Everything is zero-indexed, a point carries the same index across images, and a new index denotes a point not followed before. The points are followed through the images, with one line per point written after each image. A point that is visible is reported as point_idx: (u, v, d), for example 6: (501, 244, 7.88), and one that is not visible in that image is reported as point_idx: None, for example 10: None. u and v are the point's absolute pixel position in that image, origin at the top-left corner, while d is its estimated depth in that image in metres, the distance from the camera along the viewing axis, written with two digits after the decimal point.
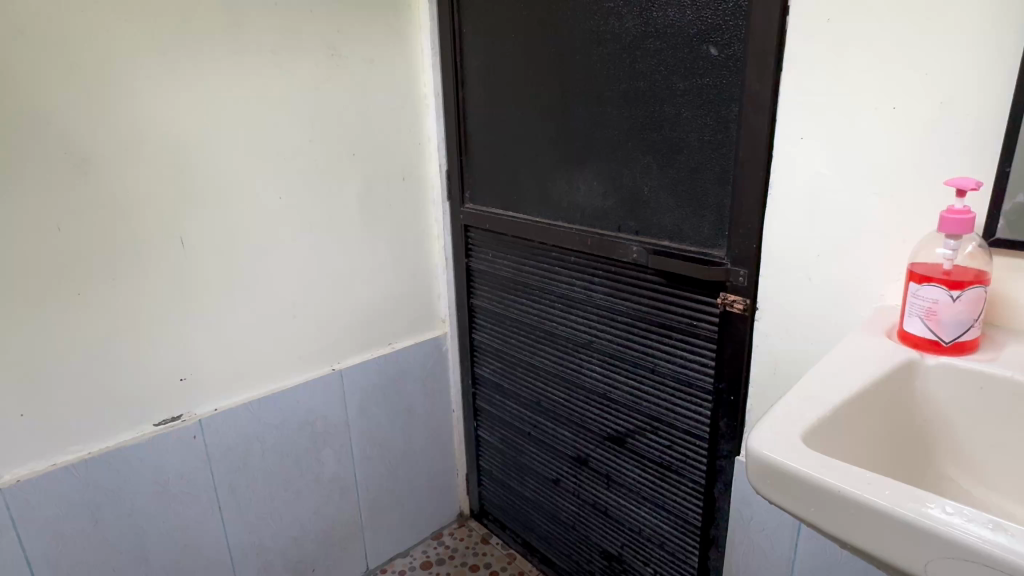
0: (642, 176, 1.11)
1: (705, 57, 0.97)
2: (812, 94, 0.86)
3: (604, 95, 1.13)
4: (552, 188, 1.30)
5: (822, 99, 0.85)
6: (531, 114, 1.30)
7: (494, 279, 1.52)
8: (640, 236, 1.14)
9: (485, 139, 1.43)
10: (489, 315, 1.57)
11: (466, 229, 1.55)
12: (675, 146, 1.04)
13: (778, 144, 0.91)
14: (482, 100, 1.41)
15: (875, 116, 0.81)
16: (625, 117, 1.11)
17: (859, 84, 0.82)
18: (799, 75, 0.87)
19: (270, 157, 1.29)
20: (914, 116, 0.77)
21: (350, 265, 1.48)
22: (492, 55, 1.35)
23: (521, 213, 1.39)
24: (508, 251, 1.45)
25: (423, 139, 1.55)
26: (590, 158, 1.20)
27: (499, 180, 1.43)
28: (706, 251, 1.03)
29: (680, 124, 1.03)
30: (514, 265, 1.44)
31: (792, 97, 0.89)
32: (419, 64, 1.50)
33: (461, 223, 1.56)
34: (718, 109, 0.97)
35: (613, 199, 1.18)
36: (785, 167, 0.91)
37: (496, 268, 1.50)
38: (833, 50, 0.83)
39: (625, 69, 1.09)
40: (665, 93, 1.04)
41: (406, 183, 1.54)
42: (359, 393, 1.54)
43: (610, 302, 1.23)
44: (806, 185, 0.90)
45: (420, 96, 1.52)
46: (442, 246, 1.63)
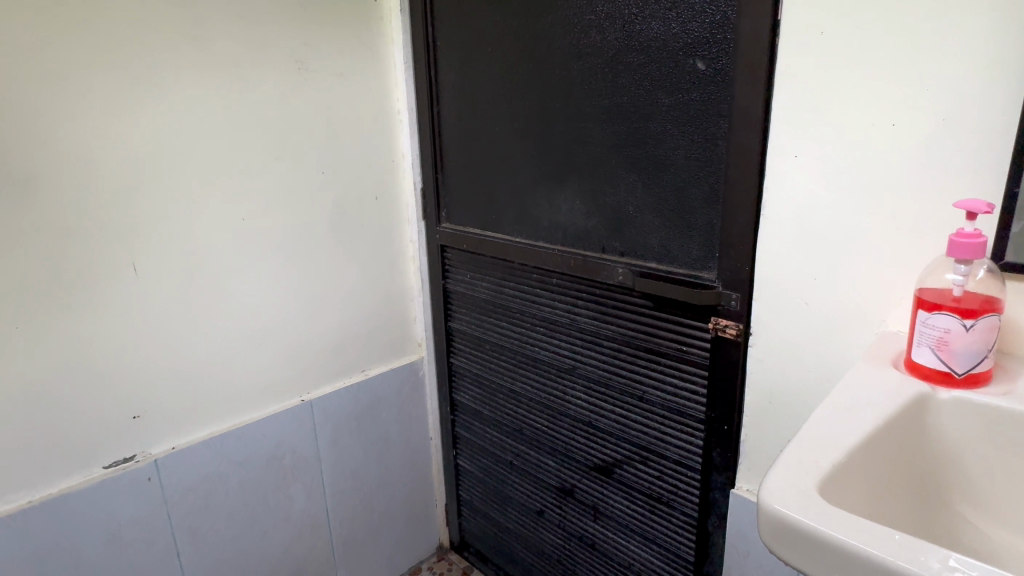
0: (628, 195, 1.06)
1: (691, 72, 0.92)
2: (806, 111, 0.82)
3: (584, 111, 1.09)
4: (532, 207, 1.24)
5: (816, 116, 0.81)
6: (509, 129, 1.24)
7: (472, 301, 1.45)
8: (625, 257, 1.09)
9: (461, 156, 1.37)
10: (468, 340, 1.50)
11: (442, 250, 1.49)
12: (661, 165, 1.00)
13: (771, 161, 0.87)
14: (458, 117, 1.35)
15: (872, 133, 0.77)
16: (607, 134, 1.06)
17: (855, 99, 0.77)
18: (791, 90, 0.83)
19: (233, 177, 1.21)
20: (912, 133, 0.73)
21: (320, 289, 1.40)
22: (467, 70, 1.30)
23: (500, 233, 1.33)
24: (487, 273, 1.39)
25: (396, 156, 1.49)
26: (571, 176, 1.14)
27: (477, 198, 1.37)
28: (695, 275, 0.99)
29: (665, 142, 0.98)
30: (492, 287, 1.38)
31: (784, 113, 0.84)
32: (392, 79, 1.44)
33: (437, 244, 1.49)
34: (706, 126, 0.92)
35: (597, 219, 1.12)
36: (781, 186, 0.87)
37: (475, 290, 1.43)
38: (826, 64, 0.79)
39: (608, 84, 1.04)
40: (650, 109, 0.99)
41: (379, 202, 1.47)
42: (330, 425, 1.45)
43: (596, 326, 1.17)
44: (801, 205, 0.85)
45: (393, 112, 1.46)
46: (417, 267, 1.56)
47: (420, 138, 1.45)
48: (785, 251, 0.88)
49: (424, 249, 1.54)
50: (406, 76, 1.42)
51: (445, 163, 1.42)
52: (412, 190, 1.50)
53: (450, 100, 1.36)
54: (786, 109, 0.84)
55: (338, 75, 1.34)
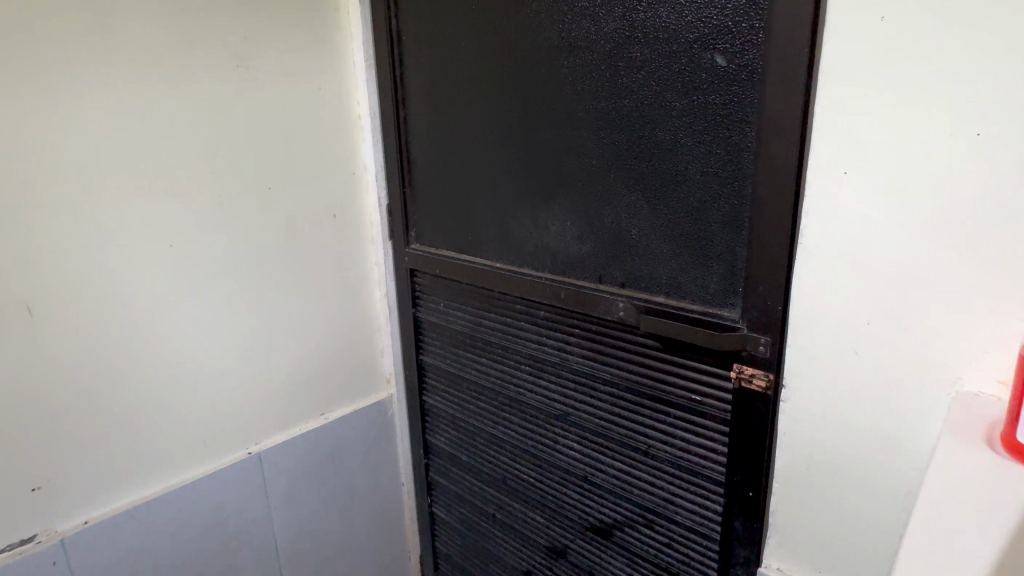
0: (631, 216, 0.89)
1: (711, 68, 0.76)
2: (862, 116, 0.65)
3: (578, 116, 0.91)
4: (515, 228, 1.06)
5: (872, 123, 0.65)
6: (488, 137, 1.06)
7: (446, 333, 1.27)
8: (627, 288, 0.92)
9: (432, 168, 1.19)
10: (443, 376, 1.31)
11: (412, 275, 1.30)
12: (673, 181, 0.83)
13: (812, 178, 0.70)
14: (428, 122, 1.17)
15: (948, 145, 0.61)
16: (605, 144, 0.89)
17: (927, 102, 0.61)
18: (843, 90, 0.66)
19: (158, 196, 1.01)
20: (1004, 146, 0.57)
21: (268, 323, 1.20)
22: (439, 68, 1.11)
23: (477, 257, 1.15)
24: (463, 302, 1.21)
25: (358, 168, 1.29)
26: (562, 193, 0.97)
27: (451, 216, 1.19)
28: (713, 313, 0.82)
29: (677, 154, 0.81)
30: (470, 318, 1.20)
31: (831, 118, 0.68)
32: (351, 78, 1.24)
33: (406, 267, 1.30)
34: (729, 134, 0.76)
35: (593, 244, 0.95)
36: (824, 209, 0.70)
37: (449, 321, 1.25)
38: (888, 58, 0.62)
39: (606, 84, 0.87)
40: (658, 114, 0.82)
41: (337, 221, 1.27)
42: (283, 479, 1.25)
43: (591, 368, 1.00)
44: (850, 233, 0.69)
45: (353, 117, 1.26)
46: (384, 294, 1.37)
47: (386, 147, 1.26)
48: (828, 289, 0.72)
49: (391, 273, 1.34)
50: (368, 76, 1.23)
51: (414, 175, 1.23)
52: (376, 206, 1.30)
53: (419, 104, 1.17)
54: (834, 113, 0.67)
55: (286, 74, 1.13)
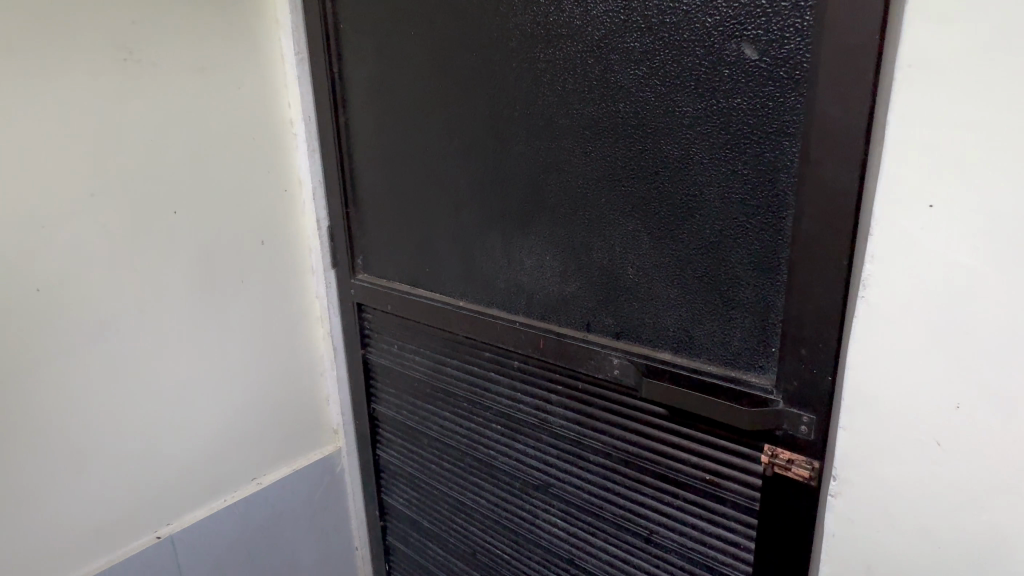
0: (628, 251, 0.70)
1: (738, 61, 0.57)
2: (957, 129, 0.46)
3: (559, 124, 0.72)
4: (481, 259, 0.86)
5: (973, 136, 0.46)
6: (447, 147, 0.86)
7: (402, 379, 1.07)
8: (623, 340, 0.73)
9: (380, 183, 0.98)
10: (399, 429, 1.11)
11: (360, 311, 1.09)
12: (683, 208, 0.64)
13: (878, 212, 0.51)
14: (373, 129, 0.96)
15: None
16: (593, 159, 0.70)
17: None
18: (929, 92, 0.47)
19: (17, 226, 0.77)
20: None
21: (178, 377, 0.96)
22: (385, 63, 0.91)
23: (436, 293, 0.95)
24: (421, 345, 1.01)
25: (293, 184, 1.05)
26: (540, 219, 0.77)
27: (404, 241, 0.98)
28: (737, 379, 0.64)
29: (689, 174, 0.63)
30: (430, 363, 1.00)
31: (909, 131, 0.48)
32: (282, 74, 1.01)
33: (353, 302, 1.09)
34: (760, 149, 0.58)
35: (580, 283, 0.76)
36: (894, 254, 0.51)
37: (404, 366, 1.05)
38: (1003, 44, 0.44)
39: (595, 81, 0.68)
40: (663, 121, 0.63)
41: (267, 249, 1.04)
42: (204, 562, 1.03)
43: (578, 433, 0.81)
44: (931, 286, 0.50)
45: (285, 121, 1.03)
46: (328, 332, 1.14)
47: (326, 159, 1.04)
48: (897, 360, 0.53)
49: (335, 308, 1.13)
50: (301, 71, 1.00)
51: (358, 192, 1.02)
52: (316, 228, 1.07)
53: (362, 106, 0.96)
54: (913, 124, 0.48)
55: (195, 69, 0.91)
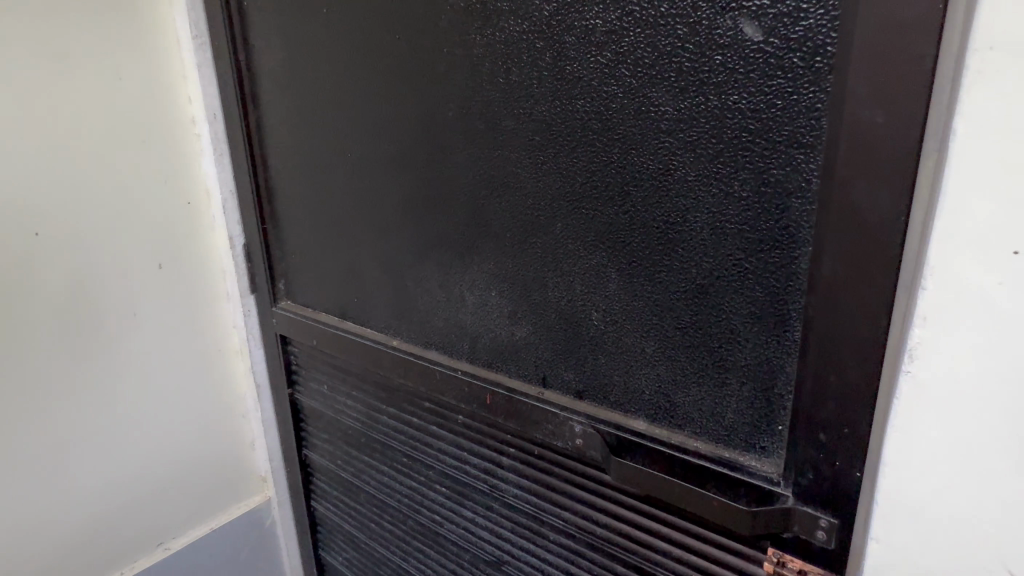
0: (591, 292, 0.54)
1: (735, 44, 0.42)
2: None
3: (502, 127, 0.56)
4: (416, 292, 0.70)
5: None
6: (371, 153, 0.70)
7: (335, 425, 0.90)
8: (587, 401, 0.58)
9: (299, 195, 0.81)
10: (334, 481, 0.94)
11: (284, 344, 0.93)
12: (661, 239, 0.49)
13: (933, 257, 0.36)
14: (287, 129, 0.79)
15: None
16: (546, 173, 0.54)
17: None
18: (1022, 84, 0.31)
19: None
20: None
21: (51, 433, 0.79)
22: (296, 48, 0.74)
23: (367, 328, 0.79)
24: (354, 387, 0.84)
25: (198, 194, 0.88)
26: (482, 245, 0.61)
27: (329, 265, 0.81)
28: (732, 463, 0.49)
29: (668, 195, 0.47)
30: (364, 409, 0.84)
31: (986, 142, 0.33)
32: (178, 62, 0.84)
33: (276, 333, 0.92)
34: (764, 164, 0.42)
35: (534, 329, 0.60)
36: (957, 316, 0.36)
37: (336, 411, 0.89)
38: None
39: (546, 72, 0.52)
40: (635, 124, 0.48)
41: (167, 272, 0.87)
42: None
43: (534, 507, 0.66)
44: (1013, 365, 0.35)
45: (185, 119, 0.86)
46: (250, 367, 0.97)
47: (236, 165, 0.86)
48: (957, 461, 0.38)
49: (256, 339, 0.96)
50: (202, 59, 0.83)
51: (276, 205, 0.85)
52: (228, 247, 0.90)
53: (274, 101, 0.79)
54: (994, 131, 0.33)
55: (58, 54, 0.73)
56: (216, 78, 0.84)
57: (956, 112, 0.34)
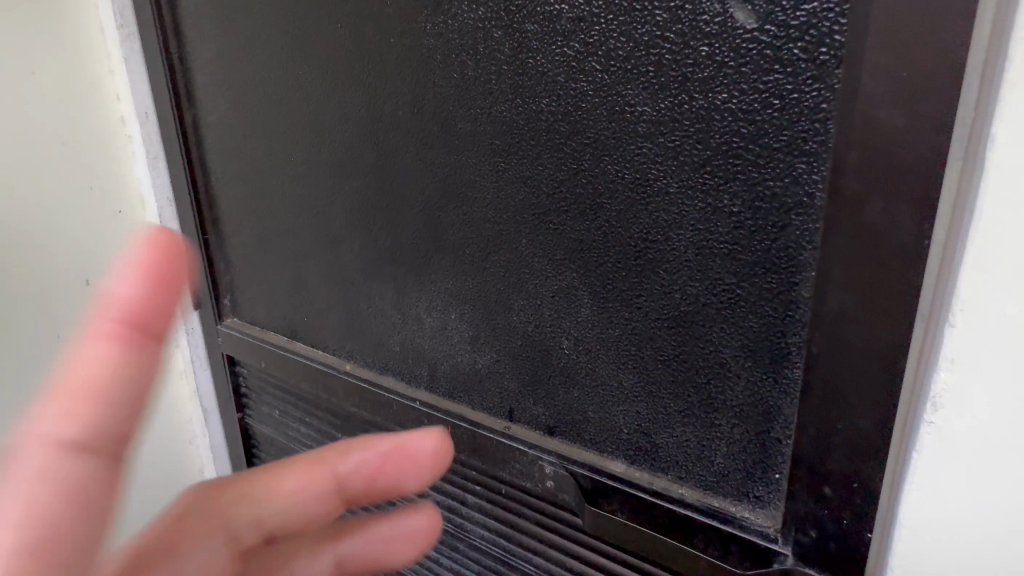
0: (560, 318, 0.48)
1: (724, 33, 0.35)
2: None
3: (458, 129, 0.49)
4: (370, 312, 0.63)
5: None
6: (316, 158, 0.62)
7: (288, 453, 0.83)
8: (558, 438, 0.51)
9: (241, 203, 0.73)
10: None
11: (231, 366, 0.85)
12: (639, 259, 0.42)
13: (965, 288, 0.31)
14: (225, 130, 0.71)
15: None
16: (508, 182, 0.48)
17: None
18: None
19: None
20: None
21: None
22: (232, 38, 0.66)
23: (318, 350, 0.71)
24: (307, 413, 0.77)
25: (130, 201, 0.79)
26: (439, 263, 0.54)
27: (276, 280, 0.73)
28: (722, 516, 0.43)
29: (647, 209, 0.41)
30: (319, 437, 0.76)
31: None
32: (102, 53, 0.74)
33: (221, 353, 0.84)
34: (758, 175, 0.36)
35: (497, 356, 0.53)
36: (989, 353, 0.31)
37: (289, 438, 0.81)
38: None
39: (506, 66, 0.45)
40: (608, 127, 0.41)
41: (96, 290, 0.78)
42: None
43: (504, 551, 0.59)
44: None
45: (113, 117, 0.76)
46: (196, 390, 0.89)
47: (173, 169, 0.78)
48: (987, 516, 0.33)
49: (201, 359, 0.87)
50: (129, 51, 0.74)
51: (217, 214, 0.77)
52: None
53: (211, 98, 0.71)
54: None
55: None
56: (147, 72, 0.75)
57: (996, 117, 0.28)
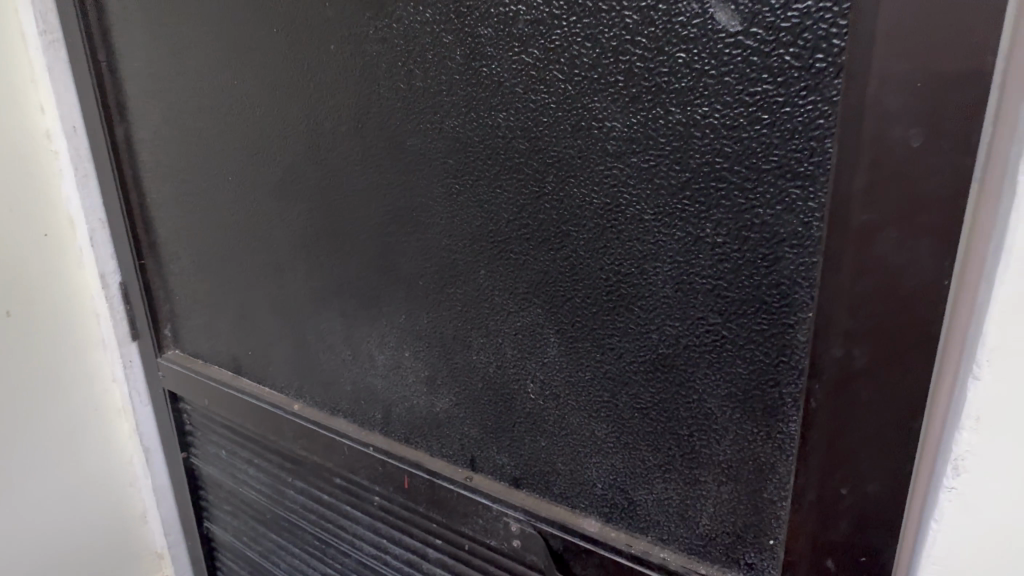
0: (525, 359, 0.42)
1: (703, 37, 0.30)
2: None
3: (408, 147, 0.44)
4: (318, 347, 0.57)
5: None
6: (257, 176, 0.56)
7: (238, 497, 0.75)
8: (525, 491, 0.46)
9: (180, 227, 0.67)
10: (240, 560, 0.79)
11: (174, 401, 0.77)
12: (610, 294, 0.37)
13: (992, 330, 0.26)
14: (161, 147, 0.64)
15: None
16: (463, 206, 0.42)
17: None
18: None
19: None
20: None
21: None
22: (162, 46, 0.59)
23: (265, 388, 0.65)
24: (257, 455, 0.70)
25: (57, 223, 0.72)
26: (391, 294, 0.49)
27: (219, 310, 0.67)
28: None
29: (619, 238, 0.36)
30: (269, 482, 0.70)
31: None
32: (21, 59, 0.67)
33: (163, 388, 0.77)
34: (746, 200, 0.31)
35: (456, 400, 0.47)
36: None
37: (237, 480, 0.74)
38: None
39: (458, 75, 0.39)
40: (572, 145, 0.36)
41: (16, 321, 0.70)
42: None
43: None
44: None
45: (37, 130, 0.69)
46: (136, 427, 0.81)
47: (104, 188, 0.71)
48: None
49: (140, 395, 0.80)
50: (53, 59, 0.67)
51: (155, 237, 0.70)
52: (101, 285, 0.74)
53: (143, 111, 0.65)
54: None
55: None
56: (74, 83, 0.68)
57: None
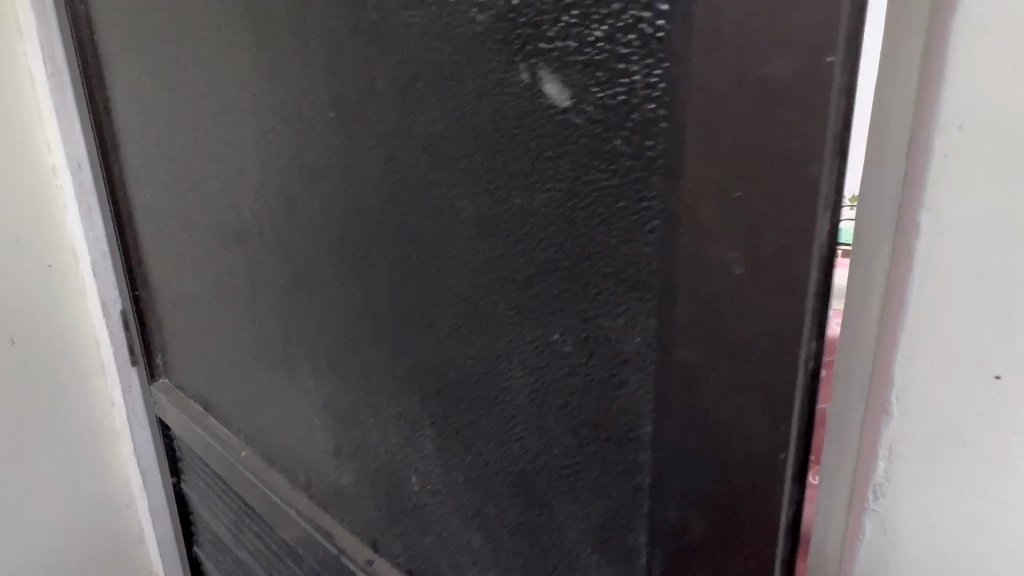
0: (407, 449, 0.38)
1: (537, 115, 0.25)
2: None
3: (304, 212, 0.41)
4: (257, 399, 0.56)
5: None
6: (201, 221, 0.55)
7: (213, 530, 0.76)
8: None
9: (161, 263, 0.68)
10: None
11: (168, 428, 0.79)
12: (473, 394, 0.32)
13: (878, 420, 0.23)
14: (139, 186, 0.66)
15: None
16: (347, 278, 0.39)
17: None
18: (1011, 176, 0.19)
19: None
20: None
21: None
22: (131, 93, 0.61)
23: (223, 430, 0.65)
24: (223, 493, 0.70)
25: (62, 254, 0.76)
26: (302, 359, 0.46)
27: (193, 346, 0.67)
28: None
29: (478, 335, 0.31)
30: (233, 522, 0.69)
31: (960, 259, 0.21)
32: (31, 103, 0.72)
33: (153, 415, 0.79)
34: (589, 310, 0.26)
35: (357, 476, 0.44)
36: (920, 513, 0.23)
37: (212, 513, 0.75)
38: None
39: (334, 137, 0.36)
40: (431, 224, 0.32)
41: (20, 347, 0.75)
42: None
43: None
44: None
45: (44, 169, 0.74)
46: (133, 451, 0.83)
47: (107, 222, 0.73)
48: None
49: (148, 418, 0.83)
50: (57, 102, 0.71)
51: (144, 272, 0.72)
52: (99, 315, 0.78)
53: (125, 152, 0.66)
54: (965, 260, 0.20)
55: None
56: (79, 123, 0.71)
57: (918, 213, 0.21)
